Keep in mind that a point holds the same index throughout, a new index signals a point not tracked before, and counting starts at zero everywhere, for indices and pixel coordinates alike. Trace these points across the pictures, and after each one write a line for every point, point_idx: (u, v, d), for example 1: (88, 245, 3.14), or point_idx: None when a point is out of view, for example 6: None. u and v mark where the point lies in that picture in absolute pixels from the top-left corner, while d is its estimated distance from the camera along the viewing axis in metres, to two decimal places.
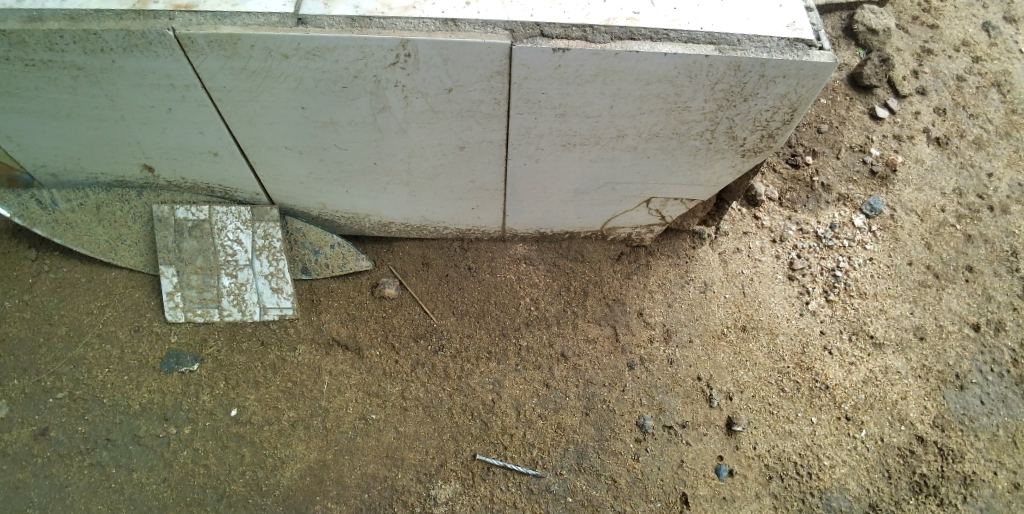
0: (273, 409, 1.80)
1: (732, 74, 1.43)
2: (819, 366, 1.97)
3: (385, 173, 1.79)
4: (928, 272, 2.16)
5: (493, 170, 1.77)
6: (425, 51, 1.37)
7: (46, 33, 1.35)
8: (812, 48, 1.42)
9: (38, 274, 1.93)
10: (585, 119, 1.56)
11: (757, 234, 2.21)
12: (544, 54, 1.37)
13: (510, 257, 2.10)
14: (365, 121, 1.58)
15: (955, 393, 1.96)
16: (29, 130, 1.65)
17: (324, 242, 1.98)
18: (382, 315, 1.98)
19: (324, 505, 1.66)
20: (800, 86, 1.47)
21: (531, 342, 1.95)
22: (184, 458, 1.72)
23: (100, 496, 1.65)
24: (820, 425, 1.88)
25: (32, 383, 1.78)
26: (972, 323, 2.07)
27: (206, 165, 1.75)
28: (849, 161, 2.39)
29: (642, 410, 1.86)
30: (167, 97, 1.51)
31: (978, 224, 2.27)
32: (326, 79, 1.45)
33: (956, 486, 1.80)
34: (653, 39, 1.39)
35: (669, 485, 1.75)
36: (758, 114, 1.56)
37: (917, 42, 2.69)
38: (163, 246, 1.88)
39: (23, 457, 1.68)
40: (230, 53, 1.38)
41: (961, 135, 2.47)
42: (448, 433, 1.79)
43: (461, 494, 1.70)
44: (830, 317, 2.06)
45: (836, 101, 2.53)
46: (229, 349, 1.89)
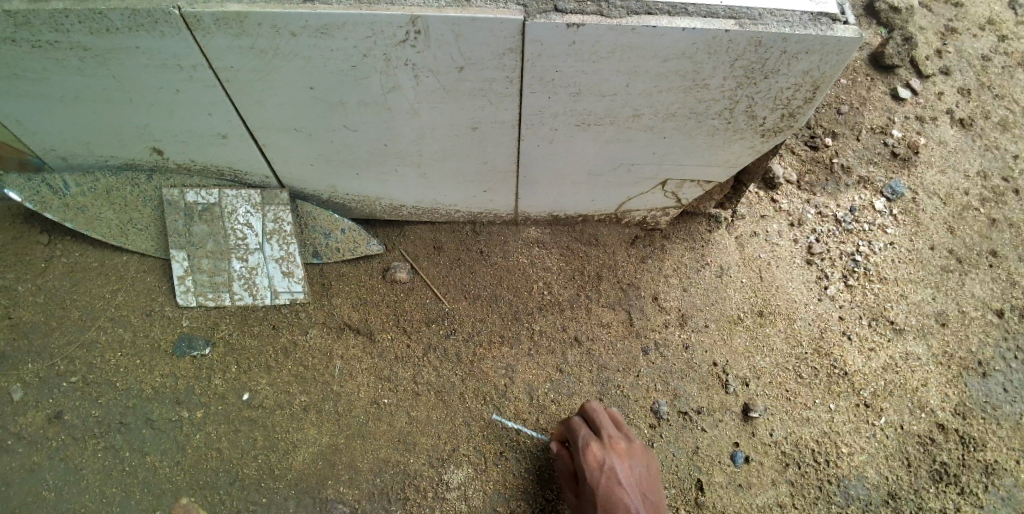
0: (285, 393, 1.79)
1: (753, 50, 1.38)
2: (837, 351, 1.93)
3: (397, 155, 1.76)
4: (951, 257, 2.10)
5: (507, 151, 1.74)
6: (436, 27, 1.33)
7: (52, 13, 1.33)
8: (837, 22, 1.37)
9: (51, 258, 1.93)
10: (600, 98, 1.53)
11: (775, 217, 2.17)
12: (559, 29, 1.33)
13: (522, 241, 2.08)
14: (376, 102, 1.56)
15: (978, 380, 1.92)
16: (39, 114, 1.64)
17: (335, 226, 1.96)
18: (394, 299, 1.96)
19: (337, 489, 1.67)
20: (823, 62, 1.42)
21: (544, 326, 1.93)
22: (197, 441, 1.71)
23: (116, 479, 1.65)
24: (838, 412, 1.84)
25: (46, 367, 1.78)
26: (995, 309, 2.02)
27: (216, 147, 1.74)
28: (870, 142, 2.33)
29: (657, 396, 1.84)
30: (175, 78, 1.49)
31: (1003, 208, 2.21)
32: (336, 59, 1.42)
33: (977, 475, 1.77)
34: (671, 13, 1.35)
35: (684, 471, 1.73)
36: (779, 92, 1.51)
37: (941, 21, 2.60)
38: (174, 230, 1.87)
39: (39, 440, 1.69)
40: (238, 31, 1.35)
41: (986, 116, 2.40)
42: (461, 418, 1.78)
43: (473, 479, 1.69)
44: (850, 302, 2.01)
45: (857, 81, 2.46)
46: (241, 333, 1.88)
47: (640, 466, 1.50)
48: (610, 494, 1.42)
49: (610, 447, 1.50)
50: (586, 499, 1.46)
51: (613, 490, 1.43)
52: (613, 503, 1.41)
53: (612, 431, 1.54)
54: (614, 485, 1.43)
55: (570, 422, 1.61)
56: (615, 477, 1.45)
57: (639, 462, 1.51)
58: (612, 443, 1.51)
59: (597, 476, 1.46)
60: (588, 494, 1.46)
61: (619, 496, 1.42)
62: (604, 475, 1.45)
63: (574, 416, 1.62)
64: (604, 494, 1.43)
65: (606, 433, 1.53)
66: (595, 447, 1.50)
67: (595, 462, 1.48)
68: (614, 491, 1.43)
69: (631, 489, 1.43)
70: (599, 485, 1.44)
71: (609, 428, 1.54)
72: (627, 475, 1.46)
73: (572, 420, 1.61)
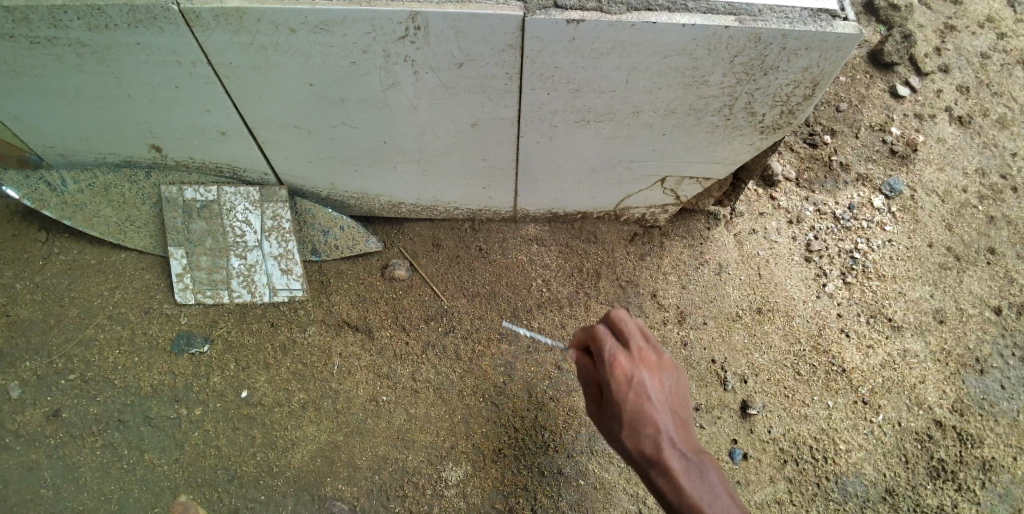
0: (284, 390, 1.79)
1: (753, 47, 1.38)
2: (836, 349, 1.93)
3: (396, 152, 1.76)
4: (949, 254, 2.11)
5: (506, 147, 1.74)
6: (435, 23, 1.33)
7: (50, 9, 1.33)
8: (836, 19, 1.37)
9: (49, 256, 1.93)
10: (600, 94, 1.52)
11: (774, 215, 2.17)
12: (558, 26, 1.33)
13: (521, 238, 2.08)
14: (375, 98, 1.55)
15: (976, 377, 1.92)
16: (37, 111, 1.64)
17: (334, 223, 1.96)
18: (393, 297, 1.96)
19: (336, 486, 1.67)
20: (822, 59, 1.42)
21: (543, 324, 1.93)
22: (196, 439, 1.71)
23: (114, 477, 1.65)
24: (837, 409, 1.85)
25: (44, 365, 1.78)
26: (993, 307, 2.03)
27: (214, 144, 1.73)
28: (869, 140, 2.33)
29: None
30: (173, 75, 1.48)
31: (1001, 205, 2.21)
32: (335, 55, 1.42)
33: (975, 472, 1.78)
34: (671, 9, 1.35)
35: None
36: (778, 89, 1.51)
37: (940, 18, 2.60)
38: (172, 227, 1.87)
39: (37, 438, 1.69)
40: (237, 27, 1.35)
41: (985, 114, 2.40)
42: (459, 415, 1.78)
43: (472, 476, 1.69)
44: (848, 300, 2.02)
45: (856, 79, 2.46)
46: (240, 330, 1.88)
47: (673, 381, 1.18)
48: (642, 410, 1.12)
49: (642, 356, 1.17)
50: (608, 414, 1.16)
51: (645, 406, 1.12)
52: (642, 422, 1.11)
53: (643, 337, 1.21)
54: (646, 399, 1.12)
55: (596, 333, 1.22)
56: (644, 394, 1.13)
57: (673, 377, 1.19)
58: (645, 352, 1.18)
59: (625, 387, 1.14)
60: (611, 409, 1.15)
61: (651, 413, 1.11)
62: (634, 388, 1.13)
63: (598, 328, 1.23)
64: (633, 408, 1.12)
65: (637, 343, 1.19)
66: (624, 355, 1.17)
67: (623, 372, 1.15)
68: (646, 407, 1.12)
69: (662, 407, 1.13)
70: (627, 399, 1.13)
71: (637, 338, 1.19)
72: (661, 390, 1.15)
73: (598, 332, 1.22)
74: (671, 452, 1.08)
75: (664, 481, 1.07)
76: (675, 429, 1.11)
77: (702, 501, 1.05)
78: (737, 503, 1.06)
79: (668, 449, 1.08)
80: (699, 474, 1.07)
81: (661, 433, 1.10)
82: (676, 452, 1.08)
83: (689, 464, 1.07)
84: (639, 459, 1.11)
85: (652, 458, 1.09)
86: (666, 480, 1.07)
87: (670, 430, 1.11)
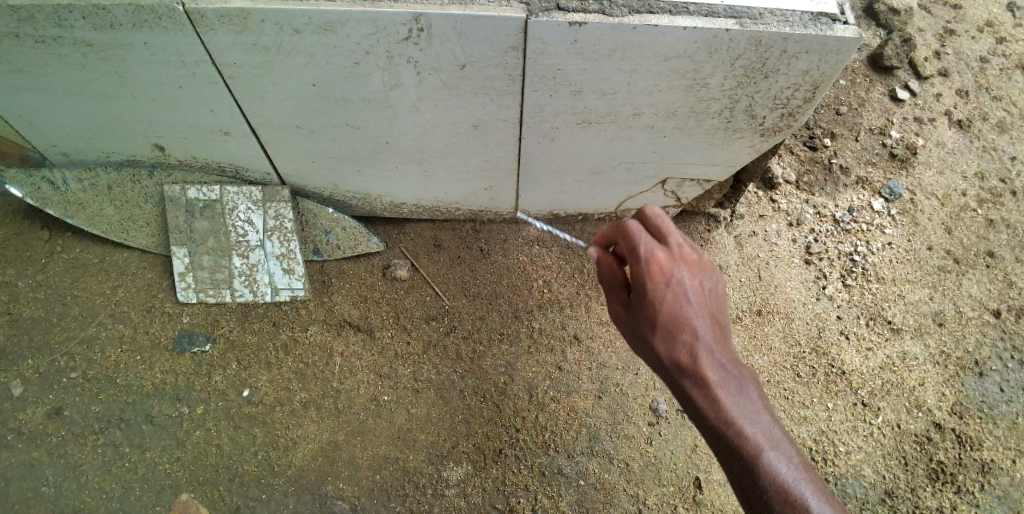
0: (286, 389, 1.80)
1: (754, 50, 1.39)
2: (835, 351, 1.94)
3: (398, 152, 1.77)
4: (949, 257, 2.11)
5: (508, 148, 1.75)
6: (438, 24, 1.34)
7: (55, 9, 1.34)
8: (836, 22, 1.38)
9: (52, 254, 1.93)
10: (601, 96, 1.53)
11: (774, 217, 2.18)
12: (560, 28, 1.34)
13: (522, 239, 2.09)
14: (378, 99, 1.56)
15: (975, 380, 1.93)
16: (40, 109, 1.65)
17: (336, 223, 1.97)
18: (395, 296, 1.96)
19: (337, 486, 1.67)
20: (822, 62, 1.44)
21: (544, 324, 1.94)
22: (197, 438, 1.72)
23: (116, 475, 1.66)
24: (836, 411, 1.85)
25: (46, 363, 1.78)
26: (992, 310, 2.03)
27: (218, 144, 1.74)
28: (869, 143, 2.34)
29: (656, 394, 1.84)
30: (177, 74, 1.49)
31: (1001, 209, 2.22)
32: (338, 55, 1.43)
33: (973, 474, 1.78)
34: (672, 13, 1.36)
35: (683, 469, 1.74)
36: (778, 92, 1.52)
37: (940, 22, 2.62)
38: (175, 226, 1.88)
39: (38, 436, 1.69)
40: (241, 27, 1.36)
41: (984, 118, 2.41)
42: (460, 415, 1.78)
43: (473, 476, 1.70)
44: (848, 302, 2.02)
45: (856, 82, 2.47)
46: (242, 329, 1.88)
47: (710, 282, 1.12)
48: (677, 314, 1.07)
49: (677, 256, 1.10)
50: (637, 317, 1.11)
51: (680, 309, 1.07)
52: (679, 324, 1.06)
53: (680, 235, 1.13)
54: (681, 302, 1.07)
55: (625, 227, 1.13)
56: (683, 293, 1.08)
57: (710, 278, 1.13)
58: (681, 252, 1.11)
59: (659, 288, 1.07)
60: (641, 311, 1.10)
61: (687, 316, 1.07)
62: (670, 288, 1.07)
63: (628, 221, 1.13)
64: (667, 311, 1.07)
65: (673, 240, 1.12)
66: (660, 252, 1.09)
67: (659, 272, 1.08)
68: (681, 310, 1.07)
69: (700, 309, 1.08)
70: (662, 301, 1.07)
71: (675, 236, 1.12)
72: (699, 291, 1.09)
73: (629, 226, 1.13)
74: (706, 360, 1.04)
75: (697, 391, 1.04)
76: (710, 334, 1.07)
77: (740, 411, 1.02)
78: (770, 416, 1.04)
79: (702, 357, 1.05)
80: (736, 387, 1.04)
81: (695, 340, 1.06)
82: (711, 359, 1.05)
83: (725, 375, 1.04)
84: (670, 365, 1.07)
85: (686, 365, 1.05)
86: (701, 386, 1.03)
87: (705, 335, 1.07)
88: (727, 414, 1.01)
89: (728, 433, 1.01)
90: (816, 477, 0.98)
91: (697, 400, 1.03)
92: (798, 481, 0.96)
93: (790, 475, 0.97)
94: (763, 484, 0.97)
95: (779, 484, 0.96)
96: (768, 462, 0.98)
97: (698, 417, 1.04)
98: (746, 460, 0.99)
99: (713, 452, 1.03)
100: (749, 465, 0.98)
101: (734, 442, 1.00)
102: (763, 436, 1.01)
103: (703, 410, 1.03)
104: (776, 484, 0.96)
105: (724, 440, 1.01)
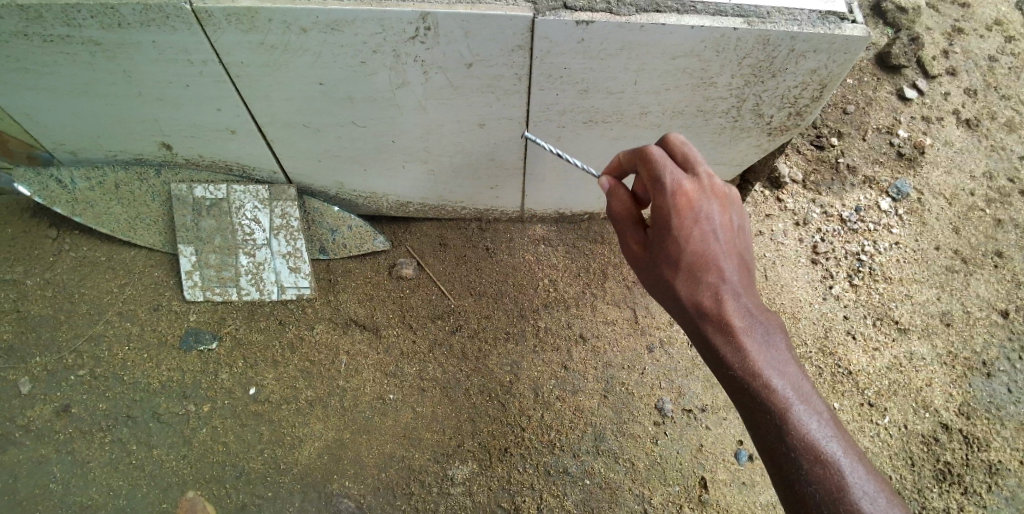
0: (292, 388, 1.80)
1: (761, 48, 1.39)
2: (842, 351, 1.94)
3: (404, 151, 1.77)
4: (956, 257, 2.10)
5: (514, 147, 1.75)
6: (445, 23, 1.34)
7: (64, 8, 1.35)
8: (845, 21, 1.38)
9: (59, 253, 1.94)
10: (608, 95, 1.53)
11: (780, 217, 2.17)
12: (567, 27, 1.34)
13: (528, 238, 2.09)
14: (384, 98, 1.56)
15: (982, 381, 1.92)
16: (48, 108, 1.65)
17: (342, 222, 1.97)
18: (400, 295, 1.97)
19: (342, 483, 1.68)
20: (830, 61, 1.43)
21: (549, 323, 1.93)
22: (204, 435, 1.73)
23: (123, 472, 1.67)
24: (842, 411, 1.85)
25: (54, 361, 1.79)
26: (1000, 310, 2.02)
27: (224, 142, 1.75)
28: (876, 142, 2.33)
29: (661, 394, 1.84)
30: (185, 73, 1.50)
31: (1009, 208, 2.20)
32: (345, 54, 1.43)
33: (981, 475, 1.77)
34: (679, 11, 1.35)
35: (688, 468, 1.73)
36: (786, 91, 1.52)
37: (948, 21, 2.60)
38: (182, 224, 1.88)
39: (46, 433, 1.70)
40: (248, 26, 1.36)
41: (993, 117, 2.39)
42: (466, 413, 1.78)
43: (478, 474, 1.70)
44: (854, 302, 2.02)
45: (863, 81, 2.46)
46: (248, 327, 1.89)
47: (737, 219, 1.13)
48: (701, 252, 1.07)
49: (706, 190, 1.09)
50: (659, 255, 1.12)
51: (706, 247, 1.07)
52: (705, 263, 1.07)
53: (706, 167, 1.12)
54: (707, 240, 1.07)
55: (648, 154, 1.12)
56: (710, 228, 1.08)
57: (738, 215, 1.13)
58: (709, 185, 1.10)
59: (685, 223, 1.07)
60: (663, 248, 1.10)
61: (713, 255, 1.08)
62: (698, 224, 1.07)
63: (652, 149, 1.12)
64: (694, 247, 1.07)
65: (703, 174, 1.11)
66: (686, 185, 1.08)
67: (686, 207, 1.07)
68: (705, 249, 1.08)
69: (726, 248, 1.09)
70: (687, 239, 1.07)
71: (704, 168, 1.12)
72: (724, 228, 1.09)
73: (653, 154, 1.12)
74: (730, 303, 1.05)
75: (719, 335, 1.05)
76: (734, 277, 1.08)
77: (765, 356, 1.03)
78: (797, 367, 1.04)
79: (725, 300, 1.06)
80: (761, 333, 1.04)
81: (719, 281, 1.07)
82: (735, 302, 1.06)
83: (749, 320, 1.05)
84: (693, 306, 1.08)
85: (712, 307, 1.06)
86: (725, 327, 1.05)
87: (729, 277, 1.08)
88: (752, 362, 1.02)
89: (754, 380, 1.01)
90: (844, 431, 0.98)
91: (721, 343, 1.04)
92: (828, 437, 0.96)
93: (818, 431, 0.97)
94: (791, 438, 0.96)
95: (808, 441, 0.96)
96: (798, 417, 0.98)
97: (721, 362, 1.05)
98: (774, 412, 0.98)
99: (733, 400, 1.05)
100: (779, 418, 0.98)
101: (760, 392, 1.00)
102: (790, 386, 1.00)
103: (725, 355, 1.04)
104: (806, 440, 0.96)
105: (751, 389, 1.01)
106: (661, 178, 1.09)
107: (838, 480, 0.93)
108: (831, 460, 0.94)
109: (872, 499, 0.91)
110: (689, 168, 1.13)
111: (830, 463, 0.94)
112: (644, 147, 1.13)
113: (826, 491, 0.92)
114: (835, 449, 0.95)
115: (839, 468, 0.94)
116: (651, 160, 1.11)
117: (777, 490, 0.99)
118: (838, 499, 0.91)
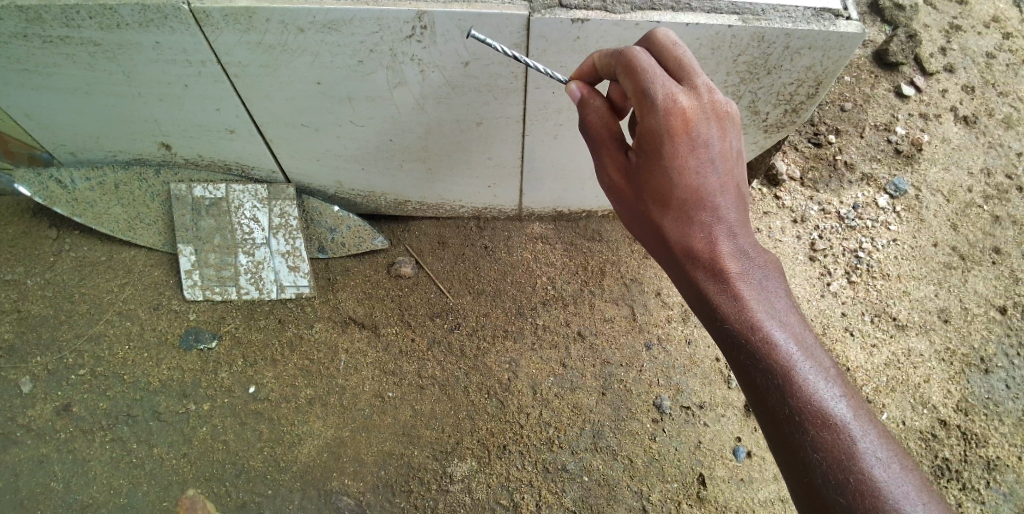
0: (291, 386, 1.81)
1: (756, 46, 1.39)
2: (839, 348, 1.94)
3: (403, 150, 1.77)
4: (954, 254, 2.11)
5: (511, 145, 1.76)
6: (442, 22, 1.34)
7: (63, 9, 1.35)
8: (840, 18, 1.38)
9: (60, 253, 1.95)
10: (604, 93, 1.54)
11: (778, 214, 2.18)
12: (564, 25, 1.34)
13: (526, 236, 2.10)
14: (382, 97, 1.57)
15: (980, 377, 1.92)
16: (48, 108, 1.66)
17: (341, 222, 1.98)
18: (399, 294, 1.97)
19: (341, 481, 1.68)
20: (825, 58, 1.44)
21: (547, 321, 1.94)
22: (204, 434, 1.73)
23: (123, 471, 1.67)
24: None
25: (54, 361, 1.80)
26: (998, 306, 2.03)
27: (223, 142, 1.76)
28: (873, 139, 2.33)
29: (659, 391, 1.85)
30: (183, 73, 1.50)
31: (1007, 205, 2.21)
32: (342, 54, 1.43)
33: (979, 471, 1.78)
34: (674, 9, 1.36)
35: (686, 465, 1.74)
36: (782, 88, 1.53)
37: (946, 18, 2.60)
38: (181, 224, 1.89)
39: (47, 432, 1.71)
40: (246, 26, 1.37)
41: (990, 114, 2.40)
42: (464, 411, 1.79)
43: (477, 471, 1.70)
44: (853, 299, 2.02)
45: (861, 79, 2.46)
46: (248, 327, 1.90)
47: (736, 144, 1.08)
48: (695, 187, 1.04)
49: (705, 110, 1.03)
50: (648, 187, 1.08)
51: (702, 182, 1.04)
52: (699, 198, 1.04)
53: (703, 82, 1.05)
54: (702, 173, 1.04)
55: (637, 65, 1.04)
56: (707, 153, 1.04)
57: (737, 139, 1.08)
58: (709, 103, 1.04)
59: (679, 151, 1.03)
60: (654, 180, 1.06)
61: (709, 191, 1.04)
62: (694, 151, 1.03)
63: (642, 59, 1.04)
64: (689, 178, 1.03)
65: (701, 90, 1.04)
66: (682, 103, 1.02)
67: (681, 130, 1.02)
68: (700, 183, 1.04)
69: (723, 181, 1.05)
70: (682, 172, 1.03)
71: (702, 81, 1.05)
72: (721, 156, 1.05)
73: (642, 65, 1.03)
74: (724, 245, 1.04)
75: (715, 282, 1.03)
76: (730, 215, 1.05)
77: (762, 301, 1.01)
78: (795, 314, 1.03)
79: (720, 242, 1.04)
80: (757, 280, 1.03)
81: (713, 221, 1.05)
82: (730, 244, 1.04)
83: (745, 265, 1.04)
84: (685, 246, 1.06)
85: (705, 251, 1.04)
86: (719, 271, 1.03)
87: (724, 216, 1.05)
88: (750, 312, 1.00)
89: (753, 332, 0.99)
90: (848, 390, 0.98)
91: (717, 290, 1.03)
92: (835, 398, 0.95)
93: (823, 392, 0.95)
94: (793, 398, 0.95)
95: (814, 403, 0.94)
96: (802, 376, 0.96)
97: (717, 310, 1.03)
98: (777, 371, 0.97)
99: (729, 353, 1.03)
100: (784, 376, 0.96)
101: (761, 347, 0.98)
102: (790, 337, 0.99)
103: (722, 305, 1.02)
104: (810, 401, 0.95)
105: (751, 344, 0.99)
106: (652, 95, 1.02)
107: (846, 447, 0.92)
108: (839, 425, 0.93)
109: (884, 467, 0.91)
110: (685, 82, 1.06)
111: (838, 428, 0.93)
112: (633, 55, 1.05)
113: (829, 453, 0.92)
114: (841, 412, 0.94)
115: (846, 433, 0.93)
116: (640, 72, 1.03)
117: (774, 451, 0.99)
118: (846, 467, 0.91)
